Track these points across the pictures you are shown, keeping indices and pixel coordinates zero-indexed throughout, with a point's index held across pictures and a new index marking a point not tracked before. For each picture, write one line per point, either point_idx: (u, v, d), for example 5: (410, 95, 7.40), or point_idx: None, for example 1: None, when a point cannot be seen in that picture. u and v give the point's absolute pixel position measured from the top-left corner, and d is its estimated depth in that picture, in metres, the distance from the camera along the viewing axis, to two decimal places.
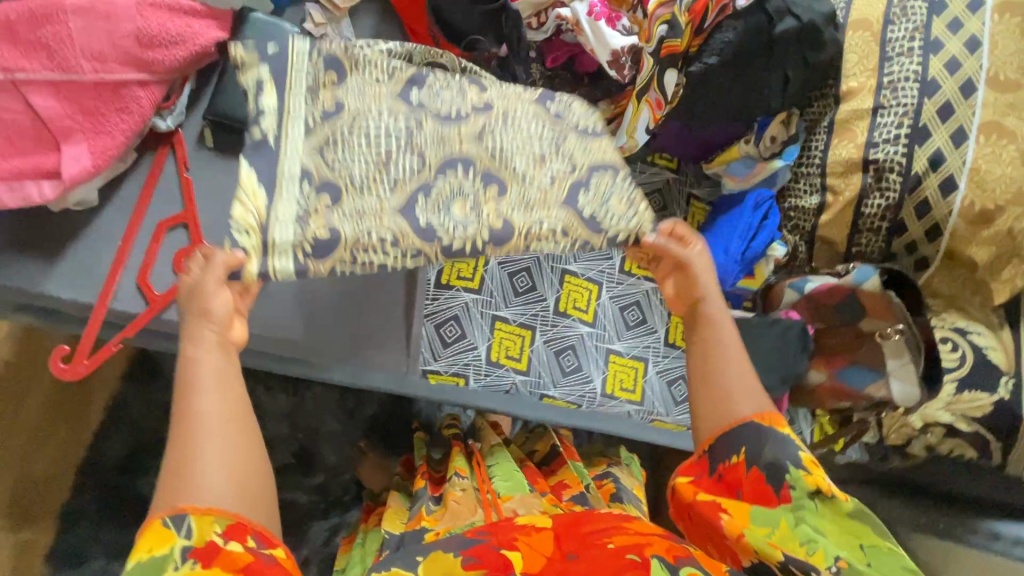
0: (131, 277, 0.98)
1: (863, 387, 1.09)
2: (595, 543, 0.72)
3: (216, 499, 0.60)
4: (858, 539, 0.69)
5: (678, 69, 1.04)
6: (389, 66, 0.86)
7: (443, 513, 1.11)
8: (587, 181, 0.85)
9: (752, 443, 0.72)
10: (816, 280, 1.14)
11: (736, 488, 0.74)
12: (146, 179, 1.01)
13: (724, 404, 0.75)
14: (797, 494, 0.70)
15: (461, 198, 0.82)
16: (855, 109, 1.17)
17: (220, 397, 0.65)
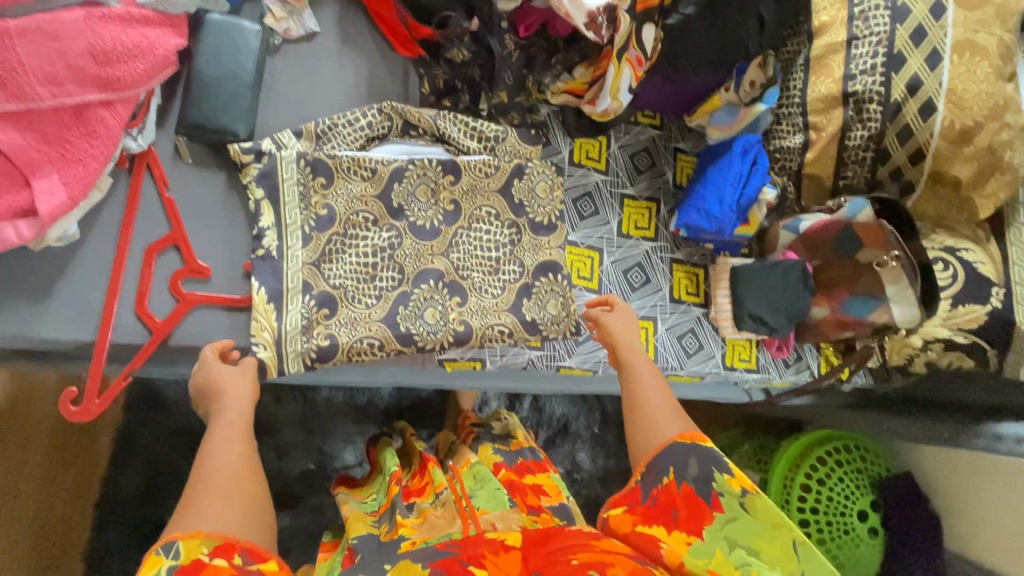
0: (130, 307, 0.95)
1: (867, 315, 1.13)
2: (561, 559, 0.77)
3: (205, 523, 0.67)
4: (788, 551, 0.78)
5: (655, 23, 1.04)
6: (370, 165, 1.05)
7: (420, 523, 1.06)
8: (530, 288, 1.13)
9: (678, 462, 0.84)
10: (810, 218, 1.17)
11: (672, 510, 0.84)
12: (126, 204, 0.96)
13: (654, 432, 0.88)
14: (727, 501, 0.81)
15: (434, 309, 1.07)
16: (829, 43, 1.18)
17: (235, 448, 0.76)
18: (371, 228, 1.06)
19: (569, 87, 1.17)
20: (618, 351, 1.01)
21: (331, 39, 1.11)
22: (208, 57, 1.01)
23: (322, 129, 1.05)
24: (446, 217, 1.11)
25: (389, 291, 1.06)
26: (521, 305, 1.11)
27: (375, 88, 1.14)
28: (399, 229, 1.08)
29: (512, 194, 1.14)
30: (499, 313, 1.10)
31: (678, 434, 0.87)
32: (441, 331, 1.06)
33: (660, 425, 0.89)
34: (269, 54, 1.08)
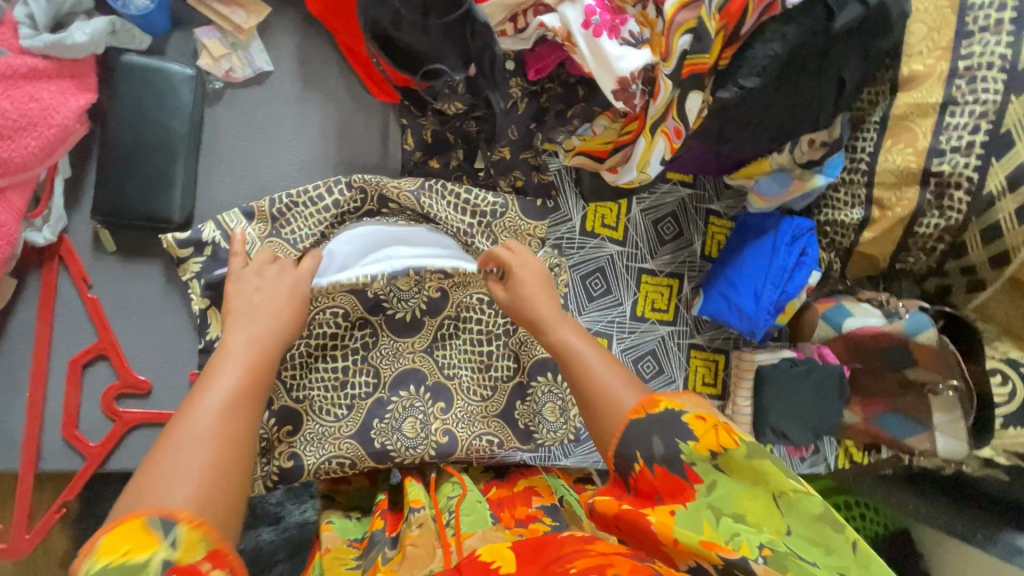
0: (55, 432, 0.81)
1: (903, 438, 1.00)
2: (555, 572, 0.54)
3: (201, 500, 0.48)
4: (770, 509, 0.57)
5: (704, 91, 0.80)
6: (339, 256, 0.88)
7: (399, 562, 0.77)
8: (525, 390, 0.98)
9: (642, 443, 0.61)
10: (858, 317, 1.01)
11: (652, 493, 0.60)
12: (39, 309, 0.79)
13: (608, 406, 0.65)
14: (703, 471, 0.59)
15: (414, 420, 0.92)
16: (917, 102, 0.94)
17: (239, 391, 0.56)
18: (340, 324, 0.91)
19: (586, 147, 0.95)
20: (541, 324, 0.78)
21: (290, 79, 0.88)
22: (125, 118, 0.79)
23: (281, 206, 0.86)
24: (431, 306, 0.95)
25: (363, 399, 0.92)
26: (515, 407, 0.98)
27: (345, 142, 0.92)
28: (375, 326, 0.93)
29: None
30: (488, 422, 0.95)
31: (636, 406, 0.63)
32: (421, 446, 0.91)
33: (611, 405, 0.65)
34: (208, 103, 0.85)
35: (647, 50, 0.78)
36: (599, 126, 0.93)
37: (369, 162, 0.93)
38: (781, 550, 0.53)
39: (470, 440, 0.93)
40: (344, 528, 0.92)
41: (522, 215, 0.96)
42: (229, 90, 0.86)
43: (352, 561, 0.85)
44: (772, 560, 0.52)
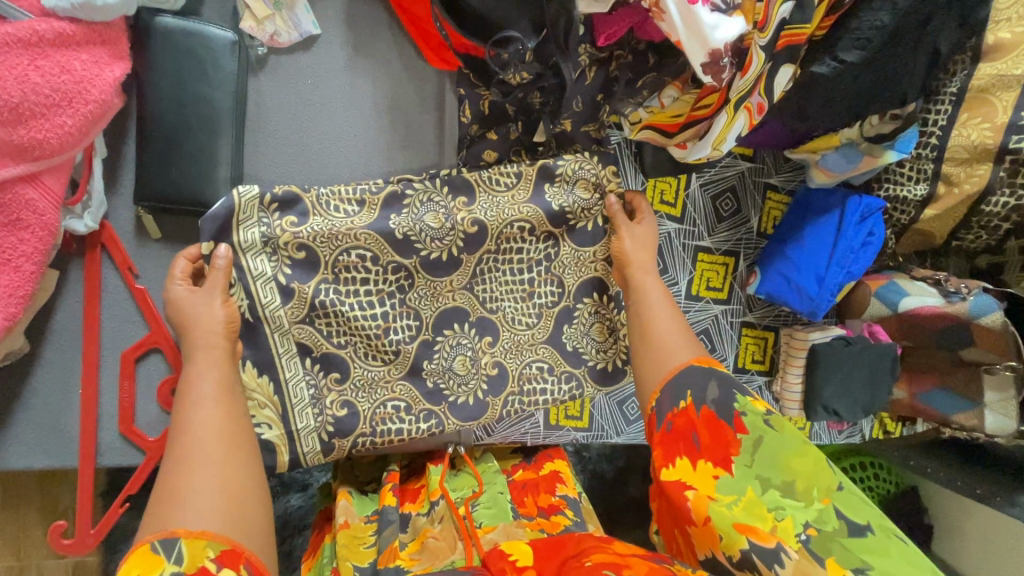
0: (112, 427, 0.77)
1: (952, 414, 1.01)
2: (572, 567, 0.62)
3: (208, 521, 0.55)
4: (818, 468, 0.65)
5: (796, 63, 0.75)
6: (356, 193, 0.80)
7: (418, 549, 0.80)
8: (571, 315, 0.89)
9: (698, 385, 0.71)
10: (915, 297, 1.00)
11: (691, 434, 0.70)
12: (84, 303, 0.74)
13: (662, 357, 0.75)
14: (751, 422, 0.67)
15: (460, 355, 0.85)
16: (1000, 74, 0.89)
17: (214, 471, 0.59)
18: (369, 268, 0.80)
19: (655, 120, 0.89)
20: (628, 269, 0.84)
21: (338, 42, 0.80)
22: (164, 90, 0.72)
23: (323, 201, 0.79)
24: (467, 243, 0.83)
25: (408, 345, 0.83)
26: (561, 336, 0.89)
27: (399, 115, 0.85)
28: (409, 269, 0.82)
29: (548, 202, 0.86)
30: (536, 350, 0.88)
31: (695, 355, 0.75)
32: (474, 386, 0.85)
33: (668, 351, 0.76)
34: (251, 72, 0.78)
35: (740, 20, 0.69)
36: (667, 98, 0.85)
37: (425, 137, 0.87)
38: (822, 525, 0.62)
39: (525, 388, 0.88)
40: (360, 503, 0.91)
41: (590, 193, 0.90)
42: (273, 56, 0.79)
43: (370, 538, 0.83)
44: (815, 539, 0.61)
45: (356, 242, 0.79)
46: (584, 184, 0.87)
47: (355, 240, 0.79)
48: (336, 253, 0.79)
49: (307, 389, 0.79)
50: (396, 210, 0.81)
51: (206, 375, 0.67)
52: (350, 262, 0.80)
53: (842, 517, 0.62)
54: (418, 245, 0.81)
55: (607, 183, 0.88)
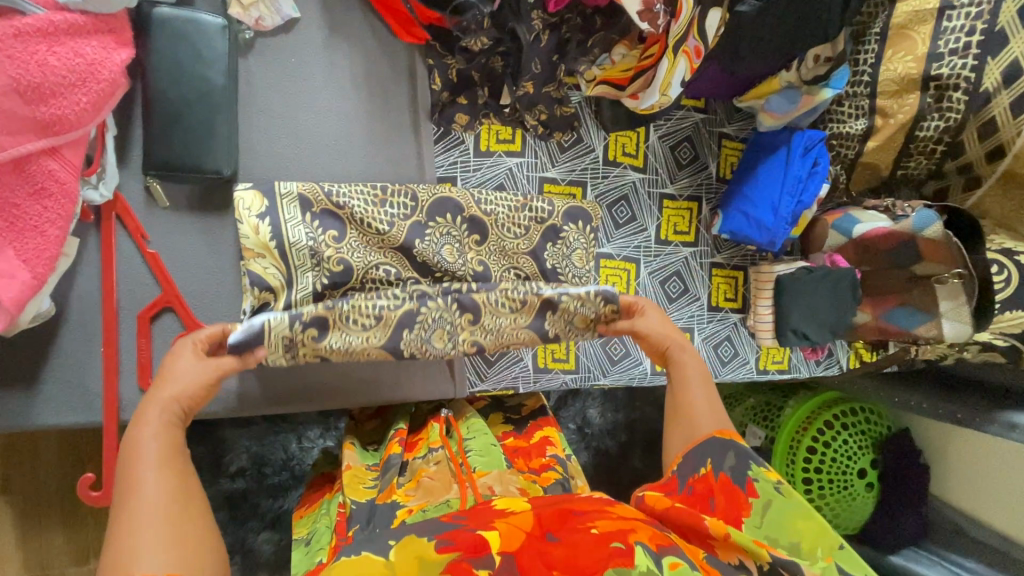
0: (133, 381, 0.85)
1: (915, 328, 1.08)
2: (578, 527, 0.63)
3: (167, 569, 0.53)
4: (823, 530, 0.65)
5: (722, 7, 0.86)
6: (384, 218, 0.85)
7: (414, 488, 0.89)
8: (557, 232, 0.94)
9: (715, 454, 0.72)
10: (867, 223, 1.08)
11: (708, 499, 0.69)
12: (102, 266, 0.82)
13: (690, 427, 0.77)
14: (764, 489, 0.67)
15: (448, 243, 0.88)
16: (915, 11, 0.99)
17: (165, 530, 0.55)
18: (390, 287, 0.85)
19: (607, 76, 0.97)
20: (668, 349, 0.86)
21: (317, 26, 0.90)
22: (165, 72, 0.81)
23: (357, 218, 0.84)
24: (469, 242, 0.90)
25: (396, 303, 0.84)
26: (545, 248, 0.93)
27: (375, 88, 0.94)
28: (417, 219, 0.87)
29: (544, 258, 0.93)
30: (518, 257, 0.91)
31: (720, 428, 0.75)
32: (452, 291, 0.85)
33: (694, 418, 0.78)
34: (240, 54, 0.87)
35: None
36: (617, 55, 0.95)
37: (400, 106, 0.96)
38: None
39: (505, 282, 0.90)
40: (363, 455, 0.98)
41: (546, 161, 1.05)
42: (260, 40, 0.88)
43: (370, 481, 0.91)
44: None
45: (384, 258, 0.85)
46: (584, 319, 0.90)
47: (382, 256, 0.85)
48: (368, 267, 0.84)
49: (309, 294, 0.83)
50: (420, 237, 0.86)
51: (160, 416, 0.64)
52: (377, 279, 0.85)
53: (845, 575, 0.62)
54: (434, 268, 0.87)
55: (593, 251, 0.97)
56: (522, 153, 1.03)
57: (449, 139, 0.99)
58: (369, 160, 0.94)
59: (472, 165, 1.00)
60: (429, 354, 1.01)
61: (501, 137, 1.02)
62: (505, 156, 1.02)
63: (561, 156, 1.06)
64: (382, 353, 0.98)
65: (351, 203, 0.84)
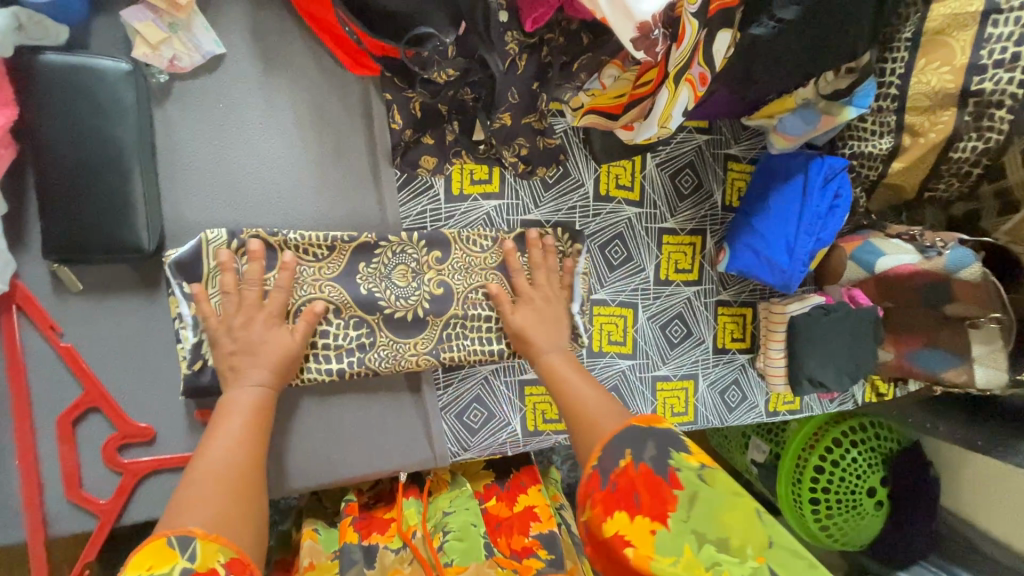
0: (59, 493, 0.73)
1: (942, 372, 0.98)
2: None
3: (221, 526, 0.54)
4: (754, 523, 0.54)
5: (733, 28, 0.67)
6: (327, 240, 0.79)
7: None
8: (526, 242, 0.89)
9: (634, 442, 0.60)
10: (891, 256, 0.96)
11: (631, 494, 0.56)
12: (7, 367, 0.69)
13: (593, 427, 0.65)
14: (687, 478, 0.56)
15: (401, 265, 0.84)
16: (954, 13, 0.84)
17: (220, 485, 0.59)
18: (331, 321, 0.81)
19: (597, 103, 0.84)
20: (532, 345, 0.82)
21: (246, 59, 0.75)
22: (58, 134, 0.66)
23: (290, 246, 0.78)
24: (432, 302, 0.85)
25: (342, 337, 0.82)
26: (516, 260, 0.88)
27: (324, 130, 0.80)
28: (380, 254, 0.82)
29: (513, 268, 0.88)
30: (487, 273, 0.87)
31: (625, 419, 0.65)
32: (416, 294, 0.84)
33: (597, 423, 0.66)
34: (156, 102, 0.73)
35: None
36: (607, 78, 0.80)
37: (355, 149, 0.82)
38: None
39: (470, 311, 0.87)
40: (326, 539, 0.89)
41: (527, 203, 0.92)
42: (178, 83, 0.73)
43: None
44: None
45: (320, 293, 0.80)
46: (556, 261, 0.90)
47: (319, 291, 0.80)
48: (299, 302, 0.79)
49: None
50: (365, 260, 0.82)
51: (252, 385, 0.71)
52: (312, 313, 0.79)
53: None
54: (382, 302, 0.83)
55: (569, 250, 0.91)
56: (501, 194, 0.90)
57: (416, 185, 0.85)
58: (324, 215, 0.81)
59: (443, 212, 0.87)
60: (406, 425, 0.90)
61: (476, 177, 0.89)
62: (481, 199, 0.89)
63: (546, 196, 0.93)
64: (352, 429, 0.87)
65: (285, 230, 0.77)
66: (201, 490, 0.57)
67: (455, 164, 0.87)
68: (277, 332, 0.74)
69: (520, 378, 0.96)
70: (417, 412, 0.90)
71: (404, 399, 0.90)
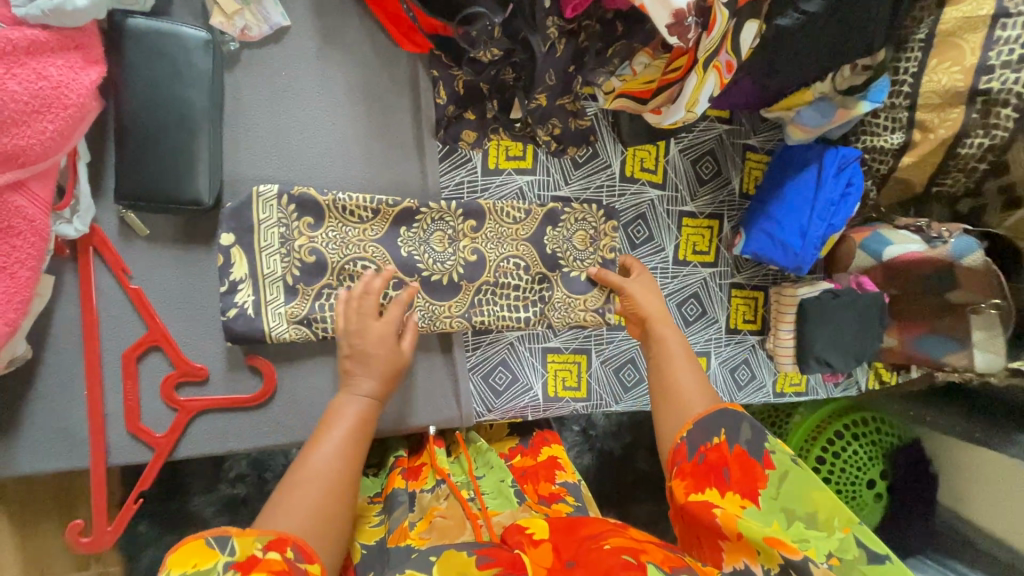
0: (120, 425, 0.79)
1: (943, 357, 1.04)
2: (592, 547, 0.60)
3: (300, 527, 0.61)
4: (838, 504, 0.64)
5: (758, 19, 0.76)
6: (373, 203, 0.85)
7: (427, 530, 0.84)
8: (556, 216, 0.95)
9: (731, 422, 0.71)
10: (899, 245, 1.02)
11: (722, 469, 0.69)
12: (81, 305, 0.76)
13: (682, 405, 0.75)
14: (779, 460, 0.68)
15: (439, 230, 0.89)
16: (965, 18, 0.90)
17: (314, 490, 0.65)
18: None
19: (627, 88, 0.90)
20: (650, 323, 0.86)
21: (309, 34, 0.82)
22: (140, 92, 0.73)
23: (339, 207, 0.83)
24: (468, 269, 0.90)
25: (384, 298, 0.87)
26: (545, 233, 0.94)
27: (374, 103, 0.86)
28: (422, 219, 0.88)
29: (544, 243, 0.94)
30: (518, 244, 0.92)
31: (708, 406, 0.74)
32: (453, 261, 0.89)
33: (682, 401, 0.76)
34: (226, 68, 0.80)
35: None
36: (639, 65, 0.86)
37: (401, 122, 0.88)
38: (841, 552, 0.61)
39: (501, 278, 0.92)
40: (365, 486, 0.98)
41: (558, 180, 0.98)
42: (246, 51, 0.80)
43: (375, 518, 0.90)
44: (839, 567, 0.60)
45: (365, 253, 0.85)
46: (582, 235, 0.96)
47: (363, 251, 0.85)
48: (344, 261, 0.84)
49: (283, 294, 0.82)
50: (407, 225, 0.87)
51: (363, 394, 0.73)
52: (356, 272, 0.85)
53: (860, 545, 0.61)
54: (420, 264, 0.88)
55: (603, 236, 0.97)
56: (534, 170, 0.96)
57: (457, 158, 0.92)
58: (371, 181, 0.87)
59: (480, 184, 0.93)
60: (435, 383, 0.96)
61: (512, 153, 0.95)
62: (515, 174, 0.95)
63: (575, 174, 0.99)
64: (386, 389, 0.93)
65: (335, 191, 0.83)
66: (303, 486, 0.64)
67: (492, 140, 0.93)
68: (390, 340, 0.76)
69: (543, 346, 1.02)
70: (447, 371, 0.96)
71: (435, 360, 0.96)
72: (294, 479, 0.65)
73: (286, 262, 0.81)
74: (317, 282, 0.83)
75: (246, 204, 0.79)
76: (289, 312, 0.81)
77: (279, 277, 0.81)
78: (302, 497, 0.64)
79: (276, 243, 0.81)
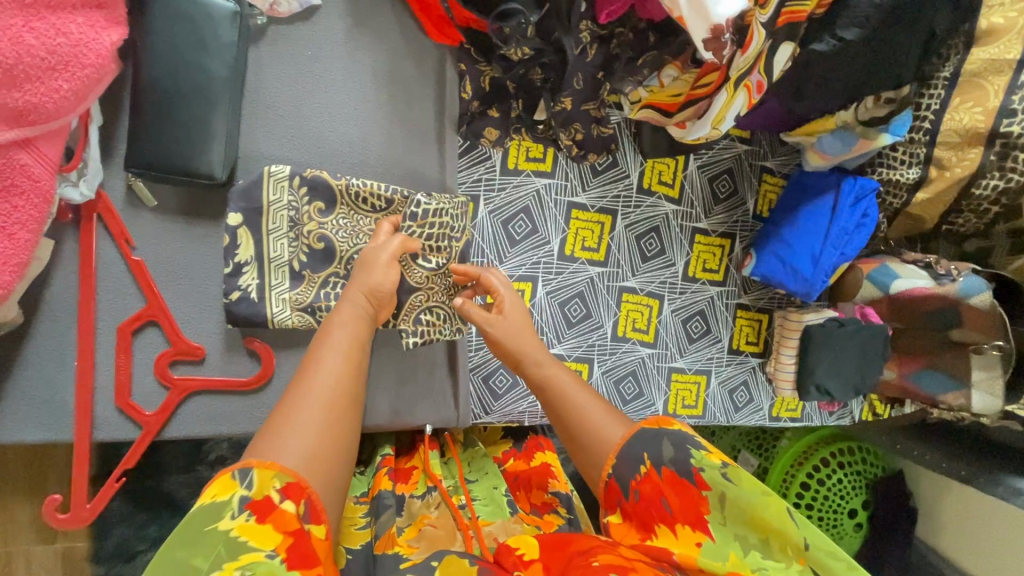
0: (109, 399, 0.76)
1: (939, 394, 1.03)
2: (579, 565, 0.56)
3: (301, 461, 0.51)
4: (785, 523, 0.54)
5: (796, 41, 0.70)
6: (388, 194, 0.82)
7: (416, 538, 0.81)
8: None
9: (652, 445, 0.61)
10: (906, 279, 1.03)
11: (659, 501, 0.60)
12: (79, 273, 0.73)
13: (593, 433, 0.65)
14: (711, 479, 0.57)
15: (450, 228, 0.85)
16: (991, 59, 0.89)
17: (323, 416, 0.54)
18: None
19: (653, 99, 0.88)
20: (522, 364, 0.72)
21: (339, 15, 0.81)
22: (161, 59, 0.71)
23: (352, 193, 0.80)
24: None
25: None
26: None
27: (397, 90, 0.85)
28: None
29: None
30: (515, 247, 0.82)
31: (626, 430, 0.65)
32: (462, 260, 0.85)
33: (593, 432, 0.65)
34: (251, 42, 0.78)
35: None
36: (667, 78, 0.85)
37: (424, 112, 0.87)
38: None
39: None
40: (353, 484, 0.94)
41: (576, 185, 0.97)
42: (274, 27, 0.79)
43: (361, 519, 0.87)
44: None
45: None
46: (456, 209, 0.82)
47: None
48: (352, 250, 0.81)
49: (289, 278, 0.80)
50: None
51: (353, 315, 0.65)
52: None
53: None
54: None
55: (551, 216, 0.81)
56: (553, 174, 0.96)
57: (474, 155, 0.91)
58: (387, 169, 0.85)
59: (496, 182, 0.93)
60: (433, 380, 0.94)
61: (532, 155, 0.94)
62: (533, 175, 0.94)
63: (593, 181, 0.98)
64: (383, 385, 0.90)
65: (349, 175, 0.81)
66: (307, 406, 0.54)
67: (513, 139, 0.93)
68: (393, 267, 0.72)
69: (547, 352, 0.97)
70: (447, 369, 0.95)
71: (437, 357, 0.95)
72: (294, 396, 0.55)
73: (295, 247, 0.80)
74: (324, 269, 0.81)
75: (259, 183, 0.77)
76: (292, 296, 0.79)
77: (285, 261, 0.79)
78: (306, 419, 0.54)
79: (287, 226, 0.79)
